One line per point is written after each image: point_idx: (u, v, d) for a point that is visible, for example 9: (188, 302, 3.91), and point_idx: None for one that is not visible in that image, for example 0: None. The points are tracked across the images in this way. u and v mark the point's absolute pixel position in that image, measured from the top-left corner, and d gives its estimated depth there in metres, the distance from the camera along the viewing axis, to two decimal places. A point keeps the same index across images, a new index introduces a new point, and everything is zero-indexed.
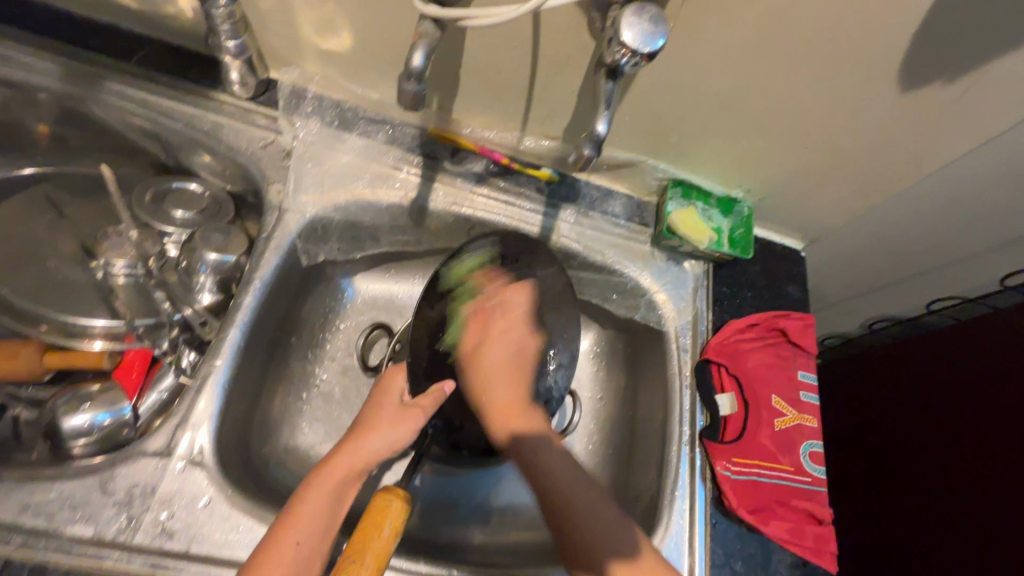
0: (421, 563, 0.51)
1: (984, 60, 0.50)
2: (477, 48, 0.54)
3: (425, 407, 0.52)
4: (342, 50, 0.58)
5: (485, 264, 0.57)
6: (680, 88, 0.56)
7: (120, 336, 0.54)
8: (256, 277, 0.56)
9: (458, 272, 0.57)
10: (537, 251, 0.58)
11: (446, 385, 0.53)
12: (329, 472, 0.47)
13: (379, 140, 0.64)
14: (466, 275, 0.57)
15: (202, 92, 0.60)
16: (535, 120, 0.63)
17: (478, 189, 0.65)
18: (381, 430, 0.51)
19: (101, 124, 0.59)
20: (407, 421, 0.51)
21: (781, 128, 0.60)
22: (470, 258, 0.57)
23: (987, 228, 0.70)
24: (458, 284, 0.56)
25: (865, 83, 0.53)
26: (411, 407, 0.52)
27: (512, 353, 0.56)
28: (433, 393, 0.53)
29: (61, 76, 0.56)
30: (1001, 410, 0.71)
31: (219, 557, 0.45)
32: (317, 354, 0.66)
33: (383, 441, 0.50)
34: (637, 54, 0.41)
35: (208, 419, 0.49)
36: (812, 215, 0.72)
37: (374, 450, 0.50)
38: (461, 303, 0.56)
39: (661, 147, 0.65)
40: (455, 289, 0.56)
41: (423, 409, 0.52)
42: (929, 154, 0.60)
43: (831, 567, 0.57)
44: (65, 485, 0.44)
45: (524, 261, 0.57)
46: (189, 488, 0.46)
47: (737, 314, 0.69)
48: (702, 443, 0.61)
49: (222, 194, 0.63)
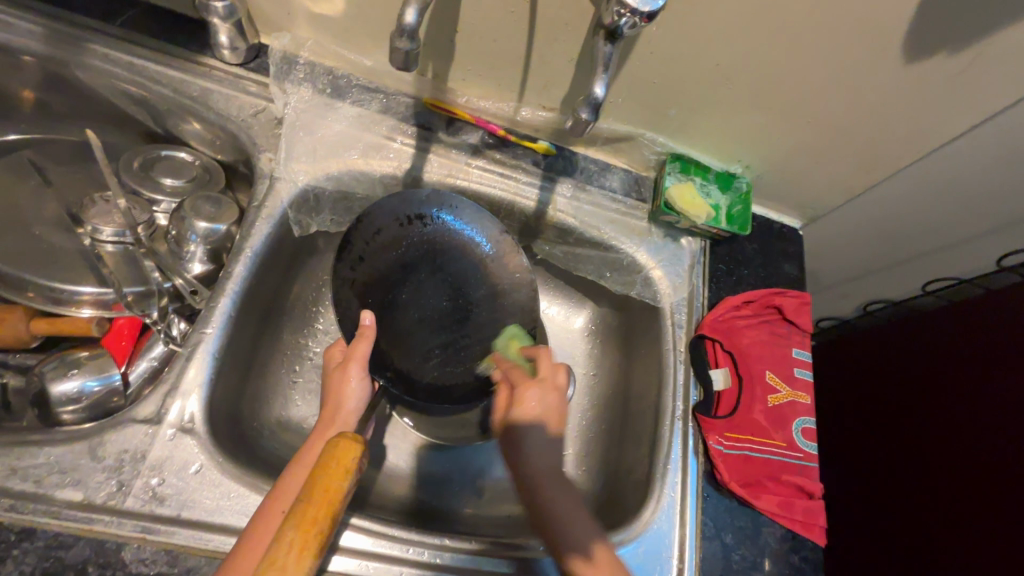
0: (411, 531, 0.51)
1: (989, 32, 0.49)
2: (472, 12, 0.53)
3: (356, 355, 0.53)
4: (334, 14, 0.56)
5: (403, 223, 0.59)
6: (679, 59, 0.55)
7: (110, 305, 0.53)
8: (246, 247, 0.55)
9: (373, 234, 0.59)
10: (466, 203, 0.60)
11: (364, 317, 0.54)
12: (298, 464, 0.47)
13: (373, 109, 0.63)
14: (381, 237, 0.59)
15: (190, 56, 0.59)
16: (532, 89, 0.61)
17: (473, 161, 0.64)
18: (335, 397, 0.53)
19: (87, 89, 0.57)
20: (350, 379, 0.53)
21: (780, 103, 0.59)
22: (384, 219, 0.58)
23: (987, 208, 0.69)
24: (375, 246, 0.59)
25: (870, 55, 0.52)
26: (345, 365, 0.53)
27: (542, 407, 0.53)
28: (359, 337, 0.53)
29: (44, 38, 0.54)
30: (996, 388, 0.71)
31: (210, 523, 0.45)
32: (310, 328, 0.65)
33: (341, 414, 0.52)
34: (637, 14, 0.40)
35: (199, 388, 0.49)
36: (810, 193, 0.72)
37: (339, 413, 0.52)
38: (386, 264, 0.59)
39: (659, 119, 0.64)
40: (375, 252, 0.59)
41: (357, 358, 0.53)
42: (929, 130, 0.60)
43: (818, 539, 0.58)
44: (54, 451, 0.44)
45: (449, 208, 0.60)
46: (179, 455, 0.46)
47: (733, 291, 0.69)
48: (695, 418, 0.61)
49: (212, 163, 0.62)
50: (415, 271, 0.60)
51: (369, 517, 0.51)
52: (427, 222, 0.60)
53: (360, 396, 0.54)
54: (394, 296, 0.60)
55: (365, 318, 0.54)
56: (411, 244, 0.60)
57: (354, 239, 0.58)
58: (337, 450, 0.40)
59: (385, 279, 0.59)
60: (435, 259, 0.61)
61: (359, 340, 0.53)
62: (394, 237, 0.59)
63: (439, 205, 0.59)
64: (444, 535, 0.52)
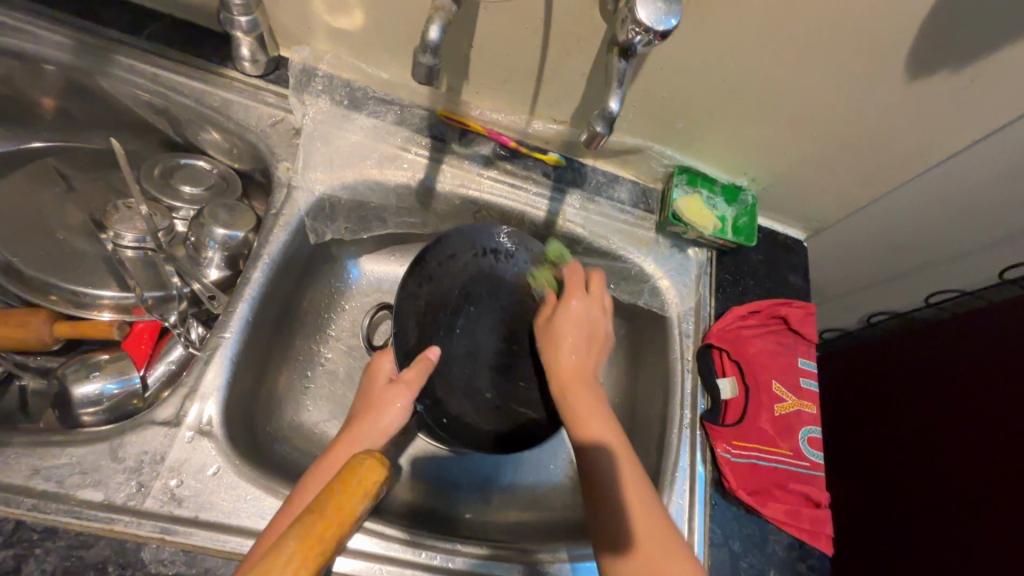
0: (424, 536, 0.52)
1: (987, 52, 0.50)
2: (488, 29, 0.55)
3: (406, 381, 0.53)
4: (353, 28, 0.58)
5: (478, 255, 0.60)
6: (687, 74, 0.56)
7: (130, 309, 0.55)
8: (264, 253, 0.56)
9: (446, 257, 0.60)
10: (532, 247, 0.62)
11: (432, 351, 0.54)
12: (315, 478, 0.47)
13: (388, 121, 0.64)
14: (456, 263, 0.60)
15: (212, 68, 0.60)
16: (544, 102, 0.63)
17: (485, 172, 0.66)
18: (372, 413, 0.52)
19: (110, 98, 0.59)
20: (393, 400, 0.53)
21: (785, 118, 0.60)
22: (462, 244, 0.60)
23: (989, 221, 0.70)
24: (447, 268, 0.59)
25: (874, 71, 0.53)
26: (394, 386, 0.53)
27: (585, 334, 0.54)
28: (418, 364, 0.54)
29: (70, 48, 0.56)
30: (1002, 399, 0.72)
31: (227, 525, 0.45)
32: (322, 335, 0.66)
33: (376, 428, 0.51)
34: (651, 33, 0.41)
35: (217, 391, 0.50)
36: (814, 205, 0.73)
37: (367, 435, 0.51)
38: (451, 285, 0.59)
39: (667, 133, 0.65)
40: (444, 273, 0.59)
41: (407, 383, 0.53)
42: (930, 145, 0.61)
43: (824, 548, 0.59)
44: (74, 452, 0.45)
45: (520, 255, 0.61)
46: (197, 457, 0.47)
47: (740, 301, 0.69)
48: (702, 427, 0.61)
49: (230, 171, 0.63)
50: (476, 300, 0.59)
51: (382, 522, 0.52)
52: (500, 257, 0.61)
53: (396, 418, 0.53)
54: (453, 320, 0.59)
55: (432, 352, 0.54)
56: (477, 275, 0.60)
57: (429, 258, 0.59)
58: (360, 469, 0.37)
59: (446, 301, 0.59)
60: (498, 295, 0.60)
61: (415, 367, 0.53)
62: (470, 266, 0.60)
63: (512, 243, 0.62)
64: (456, 541, 0.52)
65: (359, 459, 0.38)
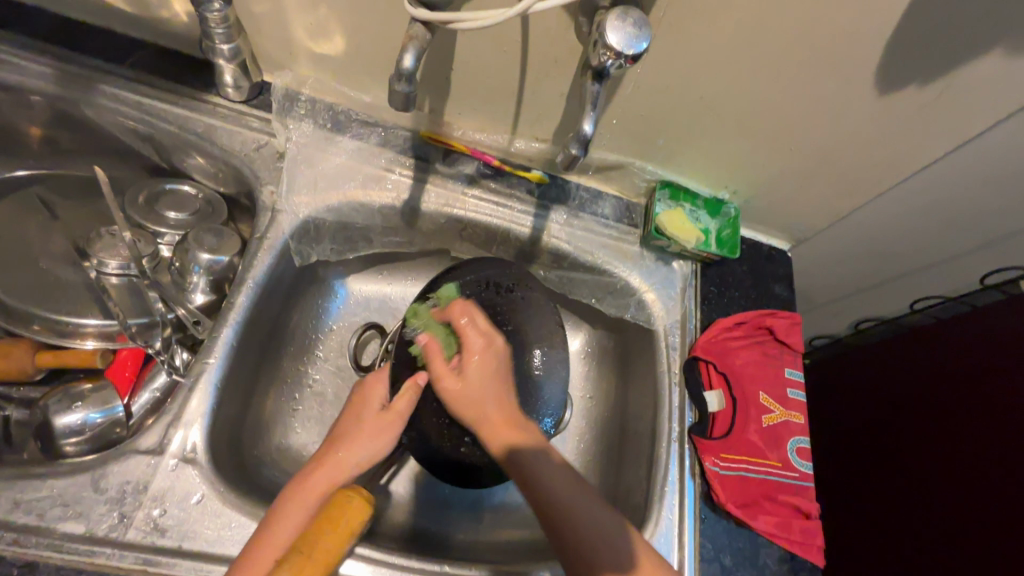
0: (412, 559, 0.51)
1: (953, 67, 0.52)
2: (467, 52, 0.55)
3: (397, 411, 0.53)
4: (335, 53, 0.59)
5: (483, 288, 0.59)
6: (665, 92, 0.57)
7: (114, 337, 0.55)
8: (249, 277, 0.56)
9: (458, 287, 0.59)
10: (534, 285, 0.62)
11: (422, 377, 0.54)
12: (295, 503, 0.46)
13: (372, 142, 0.65)
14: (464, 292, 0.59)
15: (196, 94, 0.61)
16: (526, 122, 0.64)
17: (469, 190, 0.66)
18: (358, 439, 0.52)
19: (94, 126, 0.59)
20: (384, 429, 0.53)
21: (762, 133, 0.61)
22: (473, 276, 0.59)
23: (967, 229, 0.72)
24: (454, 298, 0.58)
25: (846, 86, 0.55)
26: (383, 416, 0.53)
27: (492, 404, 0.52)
28: (407, 391, 0.54)
29: (53, 78, 0.56)
30: (984, 404, 0.73)
31: (212, 554, 0.45)
32: (309, 356, 0.66)
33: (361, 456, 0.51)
34: (622, 57, 0.42)
35: (201, 417, 0.50)
36: (796, 217, 0.74)
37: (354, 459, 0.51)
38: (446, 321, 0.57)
39: (647, 149, 0.66)
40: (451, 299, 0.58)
41: (399, 414, 0.53)
42: (904, 155, 0.62)
43: (815, 559, 0.58)
44: (55, 484, 0.44)
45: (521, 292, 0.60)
46: (181, 485, 0.47)
47: (725, 313, 0.70)
48: (691, 440, 0.61)
49: (215, 195, 0.63)
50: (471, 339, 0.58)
51: (370, 545, 0.51)
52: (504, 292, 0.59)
53: (380, 449, 0.52)
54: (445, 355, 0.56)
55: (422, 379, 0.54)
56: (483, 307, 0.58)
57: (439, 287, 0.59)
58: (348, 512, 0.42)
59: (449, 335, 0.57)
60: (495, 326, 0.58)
61: (406, 392, 0.54)
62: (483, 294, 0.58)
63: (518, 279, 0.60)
64: (444, 563, 0.52)
65: (350, 500, 0.42)
